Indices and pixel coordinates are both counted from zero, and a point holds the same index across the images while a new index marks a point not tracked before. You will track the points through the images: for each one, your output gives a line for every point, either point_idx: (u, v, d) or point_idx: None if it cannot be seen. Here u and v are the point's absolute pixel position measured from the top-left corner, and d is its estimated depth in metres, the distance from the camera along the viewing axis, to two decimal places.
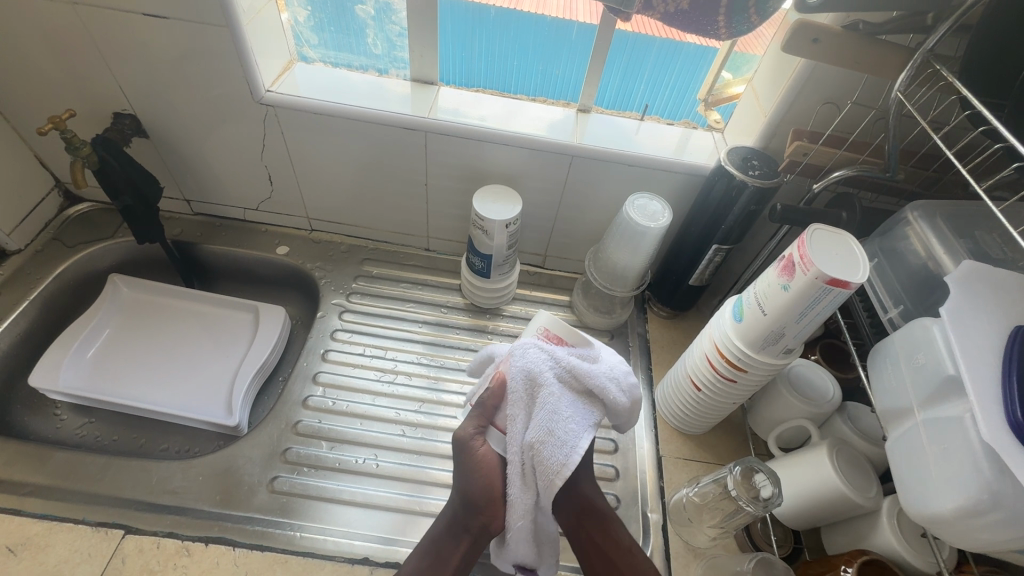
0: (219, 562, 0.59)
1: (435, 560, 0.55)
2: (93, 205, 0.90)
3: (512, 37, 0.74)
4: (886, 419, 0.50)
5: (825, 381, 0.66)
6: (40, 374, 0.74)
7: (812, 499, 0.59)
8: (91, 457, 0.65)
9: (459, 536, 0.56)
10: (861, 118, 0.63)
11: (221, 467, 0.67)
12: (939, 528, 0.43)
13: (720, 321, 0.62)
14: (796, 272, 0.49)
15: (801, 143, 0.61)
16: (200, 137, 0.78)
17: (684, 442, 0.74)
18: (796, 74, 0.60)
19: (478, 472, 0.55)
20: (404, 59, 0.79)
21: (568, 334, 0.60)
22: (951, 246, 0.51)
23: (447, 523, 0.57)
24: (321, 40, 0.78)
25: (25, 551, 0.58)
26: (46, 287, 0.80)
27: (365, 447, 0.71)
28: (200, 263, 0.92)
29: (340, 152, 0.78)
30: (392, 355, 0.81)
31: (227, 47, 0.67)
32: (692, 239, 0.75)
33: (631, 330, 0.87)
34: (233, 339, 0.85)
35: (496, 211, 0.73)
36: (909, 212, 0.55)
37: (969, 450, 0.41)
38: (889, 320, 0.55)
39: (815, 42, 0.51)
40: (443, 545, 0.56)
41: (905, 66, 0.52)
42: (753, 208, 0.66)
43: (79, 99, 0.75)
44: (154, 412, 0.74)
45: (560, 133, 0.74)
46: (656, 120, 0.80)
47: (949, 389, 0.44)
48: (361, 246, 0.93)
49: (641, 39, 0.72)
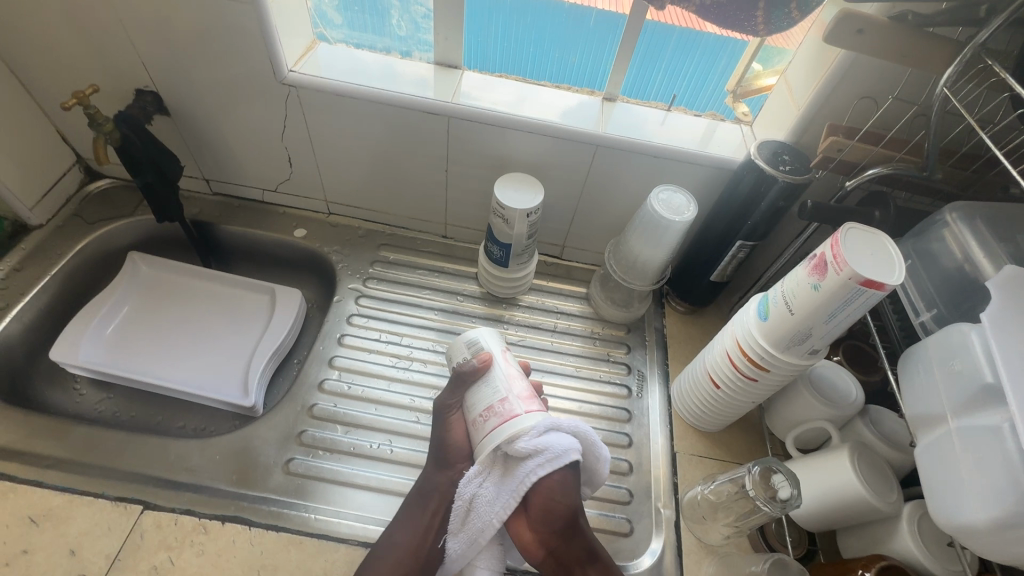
0: (235, 542, 0.59)
1: (409, 519, 0.58)
2: (113, 181, 0.90)
3: (531, 23, 0.73)
4: (916, 425, 0.49)
5: (848, 383, 0.65)
6: (61, 349, 0.75)
7: (831, 501, 0.58)
8: (111, 434, 0.66)
9: (430, 496, 0.58)
10: (901, 114, 0.61)
11: (238, 447, 0.67)
12: (969, 538, 0.42)
13: (743, 318, 0.61)
14: (828, 271, 0.48)
15: (836, 138, 0.59)
16: (222, 117, 0.78)
17: (699, 439, 0.73)
18: (835, 64, 0.59)
19: (453, 437, 0.58)
20: (428, 41, 0.77)
21: (488, 372, 0.58)
22: (991, 249, 0.50)
23: (419, 487, 0.59)
24: (343, 20, 0.77)
25: (47, 522, 0.59)
26: (67, 262, 0.81)
27: (379, 432, 0.71)
28: (218, 244, 0.92)
29: (361, 135, 0.77)
30: (407, 341, 0.81)
31: (253, 26, 0.66)
32: (716, 233, 0.73)
33: (648, 324, 0.86)
34: (250, 321, 0.85)
35: (517, 199, 0.72)
36: (948, 214, 0.53)
37: (1006, 460, 0.39)
38: (920, 324, 0.54)
39: (858, 33, 0.50)
40: (415, 506, 0.58)
41: (953, 60, 0.49)
42: (781, 205, 0.65)
43: (102, 75, 0.74)
44: (171, 390, 0.75)
45: (583, 122, 0.73)
46: (683, 111, 0.78)
47: (986, 397, 0.43)
48: (378, 231, 0.92)
49: (662, 30, 0.70)
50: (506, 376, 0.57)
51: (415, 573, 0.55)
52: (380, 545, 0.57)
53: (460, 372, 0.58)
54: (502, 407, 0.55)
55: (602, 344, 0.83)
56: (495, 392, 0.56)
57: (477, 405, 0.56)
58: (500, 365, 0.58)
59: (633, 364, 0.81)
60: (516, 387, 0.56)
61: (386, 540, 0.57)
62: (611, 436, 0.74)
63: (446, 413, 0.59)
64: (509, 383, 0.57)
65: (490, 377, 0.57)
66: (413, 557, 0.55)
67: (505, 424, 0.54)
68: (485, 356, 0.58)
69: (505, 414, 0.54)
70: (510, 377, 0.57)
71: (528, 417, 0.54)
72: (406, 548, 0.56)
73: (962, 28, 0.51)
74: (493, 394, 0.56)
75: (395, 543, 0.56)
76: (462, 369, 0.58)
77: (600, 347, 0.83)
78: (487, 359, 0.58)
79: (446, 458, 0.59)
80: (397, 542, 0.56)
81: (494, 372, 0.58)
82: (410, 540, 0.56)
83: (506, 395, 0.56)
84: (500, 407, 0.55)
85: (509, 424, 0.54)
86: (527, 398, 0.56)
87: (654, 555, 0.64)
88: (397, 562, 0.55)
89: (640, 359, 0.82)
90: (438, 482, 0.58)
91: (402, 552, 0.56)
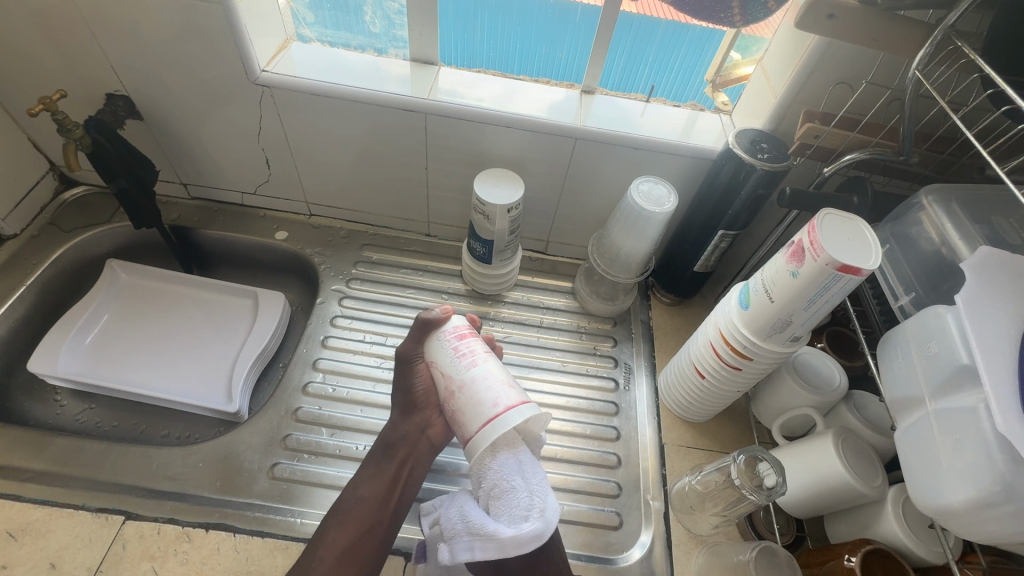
0: (220, 549, 0.59)
1: (376, 471, 0.59)
2: (89, 188, 0.88)
3: (516, 19, 0.72)
4: (896, 409, 0.49)
5: (831, 369, 0.65)
6: (38, 360, 0.73)
7: (816, 487, 0.58)
8: (90, 444, 0.65)
9: (397, 446, 0.60)
10: (875, 99, 0.61)
11: (221, 454, 0.66)
12: (949, 519, 0.42)
13: (725, 307, 0.61)
14: (806, 258, 0.48)
15: (812, 124, 0.59)
16: (196, 120, 0.77)
17: (686, 430, 0.74)
18: (810, 51, 0.58)
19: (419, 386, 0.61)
20: (403, 38, 0.77)
21: (452, 355, 0.57)
22: (966, 231, 0.50)
23: (385, 439, 0.61)
24: (318, 19, 0.76)
25: (26, 536, 0.58)
26: (43, 272, 0.79)
27: (365, 434, 0.70)
28: (198, 249, 0.91)
29: (338, 134, 0.76)
30: (392, 341, 0.80)
31: (221, 26, 0.65)
32: (699, 223, 0.73)
33: (634, 317, 0.86)
34: (233, 325, 0.85)
35: (497, 195, 0.71)
36: (924, 197, 0.54)
37: (983, 441, 0.40)
38: (899, 308, 0.54)
39: (829, 18, 0.50)
40: (382, 458, 0.60)
41: (924, 43, 0.49)
42: (761, 193, 0.65)
43: (69, 79, 0.73)
44: (153, 398, 0.74)
45: (562, 115, 0.73)
46: (662, 102, 0.78)
47: (962, 379, 0.43)
48: (360, 231, 0.92)
49: (647, 21, 0.70)
50: (466, 355, 0.57)
51: (378, 526, 0.55)
52: (347, 500, 0.57)
53: (425, 324, 0.60)
54: (470, 396, 0.54)
55: (588, 338, 0.83)
56: (468, 376, 0.55)
57: (442, 384, 0.57)
58: (460, 344, 0.58)
59: (620, 357, 0.81)
60: (487, 369, 0.56)
61: (351, 493, 0.57)
62: (598, 429, 0.73)
63: (409, 364, 0.61)
64: (473, 367, 0.56)
65: (454, 362, 0.57)
66: (381, 507, 0.56)
67: (494, 419, 0.53)
68: (446, 307, 0.61)
69: (497, 402, 0.53)
70: (473, 359, 0.57)
71: (514, 412, 0.53)
72: (372, 499, 0.56)
73: (931, 10, 0.51)
74: (457, 380, 0.56)
75: (363, 496, 0.56)
76: (423, 318, 0.60)
77: (588, 341, 0.83)
78: (448, 315, 0.60)
79: (412, 406, 0.62)
80: (363, 497, 0.56)
81: (455, 351, 0.58)
82: (377, 491, 0.57)
83: (481, 382, 0.55)
84: (466, 392, 0.55)
85: (504, 415, 0.53)
86: (505, 387, 0.55)
87: (643, 547, 0.64)
88: (363, 513, 0.55)
89: (627, 353, 0.82)
90: (406, 430, 0.61)
91: (369, 502, 0.56)
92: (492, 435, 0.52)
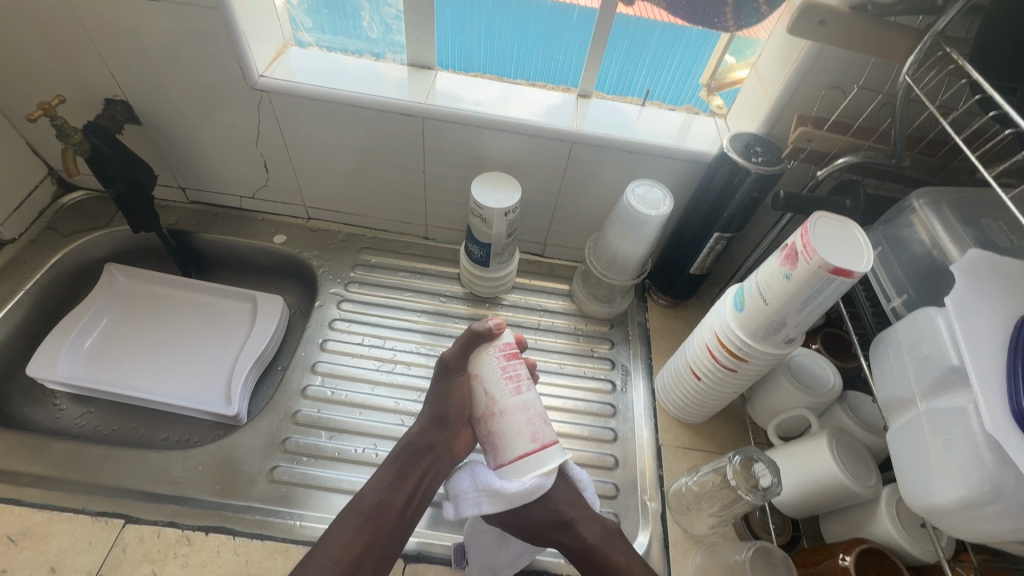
0: (220, 552, 0.59)
1: (398, 477, 0.58)
2: (88, 193, 0.89)
3: (514, 22, 0.73)
4: (888, 409, 0.50)
5: (826, 370, 0.65)
6: (37, 364, 0.73)
7: (810, 487, 0.59)
8: (90, 448, 0.65)
9: (422, 454, 0.60)
10: (867, 104, 0.61)
11: (221, 457, 0.67)
12: (940, 518, 0.43)
13: (721, 309, 0.61)
14: (799, 261, 0.48)
15: (805, 129, 0.60)
16: (195, 124, 0.77)
17: (683, 431, 0.74)
18: (803, 56, 0.59)
19: (456, 397, 0.60)
20: (400, 43, 0.77)
21: (498, 373, 0.57)
22: (957, 234, 0.50)
23: (410, 443, 0.61)
24: (316, 24, 0.76)
25: (26, 541, 0.58)
26: (42, 276, 0.79)
27: (364, 436, 0.71)
28: (196, 252, 0.91)
29: (336, 138, 0.77)
30: (391, 344, 0.81)
31: (220, 32, 0.65)
32: (694, 226, 0.74)
33: (631, 319, 0.86)
34: (231, 329, 0.85)
35: (495, 199, 0.71)
36: (915, 200, 0.54)
37: (972, 441, 0.40)
38: (892, 310, 0.55)
39: (821, 24, 0.50)
40: (406, 464, 0.60)
41: (914, 48, 0.50)
42: (756, 195, 0.65)
43: (69, 85, 0.73)
44: (153, 402, 0.74)
45: (558, 119, 0.73)
46: (658, 106, 0.79)
47: (952, 379, 0.43)
48: (358, 234, 0.92)
49: (643, 24, 0.70)
50: (513, 380, 0.57)
51: (395, 532, 0.55)
52: (364, 501, 0.56)
53: (476, 337, 0.58)
54: (506, 422, 0.55)
55: (586, 340, 0.84)
56: (511, 402, 0.56)
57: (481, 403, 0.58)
58: (507, 364, 0.58)
59: (618, 359, 0.82)
60: (529, 398, 0.56)
61: (373, 494, 0.57)
62: (596, 431, 0.74)
63: (452, 374, 0.60)
64: (516, 394, 0.56)
65: (500, 383, 0.57)
66: (401, 514, 0.56)
67: (527, 455, 0.54)
68: (501, 323, 0.60)
69: (535, 438, 0.54)
70: (516, 385, 0.57)
71: (548, 453, 0.54)
72: (392, 504, 0.56)
73: (921, 16, 0.52)
74: (498, 402, 0.56)
75: (383, 500, 0.56)
76: (477, 332, 0.58)
77: (585, 343, 0.83)
78: (502, 332, 0.59)
79: (443, 416, 0.61)
80: (384, 500, 0.56)
81: (501, 370, 0.57)
82: (398, 497, 0.57)
83: (524, 411, 0.55)
84: (504, 419, 0.55)
85: (539, 453, 0.54)
86: (543, 423, 0.56)
87: (641, 548, 0.64)
88: (384, 517, 0.55)
89: (624, 354, 0.82)
90: (433, 440, 0.61)
91: (389, 508, 0.56)
92: (524, 471, 0.54)
